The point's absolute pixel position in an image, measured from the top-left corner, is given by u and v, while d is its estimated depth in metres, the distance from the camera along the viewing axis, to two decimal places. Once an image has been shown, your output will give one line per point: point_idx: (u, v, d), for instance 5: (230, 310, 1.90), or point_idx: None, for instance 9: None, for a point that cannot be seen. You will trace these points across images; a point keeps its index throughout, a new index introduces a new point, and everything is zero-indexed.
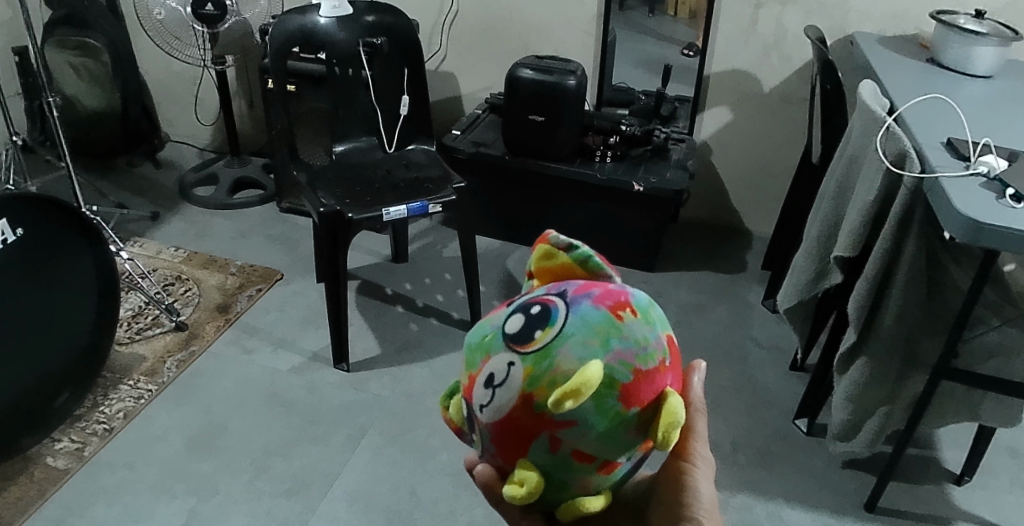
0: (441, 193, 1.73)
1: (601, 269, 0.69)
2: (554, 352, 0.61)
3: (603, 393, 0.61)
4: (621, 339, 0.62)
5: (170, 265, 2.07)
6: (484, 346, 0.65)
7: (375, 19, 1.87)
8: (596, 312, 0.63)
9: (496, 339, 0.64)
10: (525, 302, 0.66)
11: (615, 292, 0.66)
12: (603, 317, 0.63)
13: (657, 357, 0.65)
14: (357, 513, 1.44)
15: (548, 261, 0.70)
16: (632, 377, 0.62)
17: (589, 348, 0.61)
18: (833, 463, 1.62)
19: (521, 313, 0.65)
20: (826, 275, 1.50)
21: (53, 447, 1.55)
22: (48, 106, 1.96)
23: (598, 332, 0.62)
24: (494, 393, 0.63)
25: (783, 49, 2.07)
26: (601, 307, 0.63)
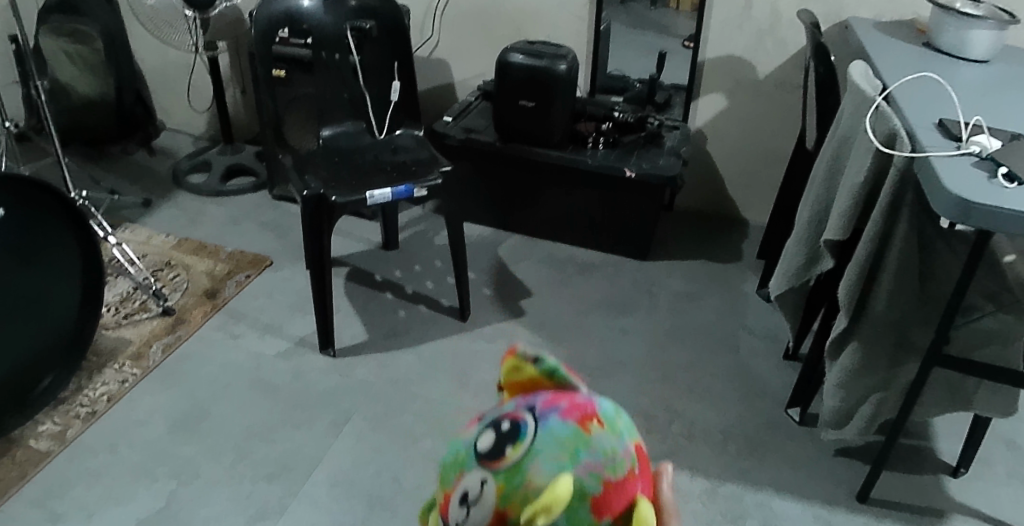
0: (428, 178, 1.71)
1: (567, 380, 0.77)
2: (525, 463, 0.66)
3: (572, 506, 0.65)
4: (586, 447, 0.68)
5: (159, 251, 2.06)
6: (459, 462, 0.71)
7: (360, 3, 1.86)
8: (562, 425, 0.69)
9: (469, 457, 0.70)
10: (496, 418, 0.72)
11: (581, 405, 0.72)
12: (569, 430, 0.68)
13: (625, 466, 0.70)
14: (338, 498, 1.43)
15: (517, 374, 0.80)
16: (601, 488, 0.67)
17: (558, 461, 0.66)
18: (825, 453, 1.59)
19: (492, 430, 0.71)
20: (817, 260, 1.47)
21: (36, 430, 1.54)
22: (37, 91, 1.95)
23: (565, 446, 0.67)
24: (471, 508, 0.67)
25: (778, 35, 2.04)
26: (568, 421, 0.69)
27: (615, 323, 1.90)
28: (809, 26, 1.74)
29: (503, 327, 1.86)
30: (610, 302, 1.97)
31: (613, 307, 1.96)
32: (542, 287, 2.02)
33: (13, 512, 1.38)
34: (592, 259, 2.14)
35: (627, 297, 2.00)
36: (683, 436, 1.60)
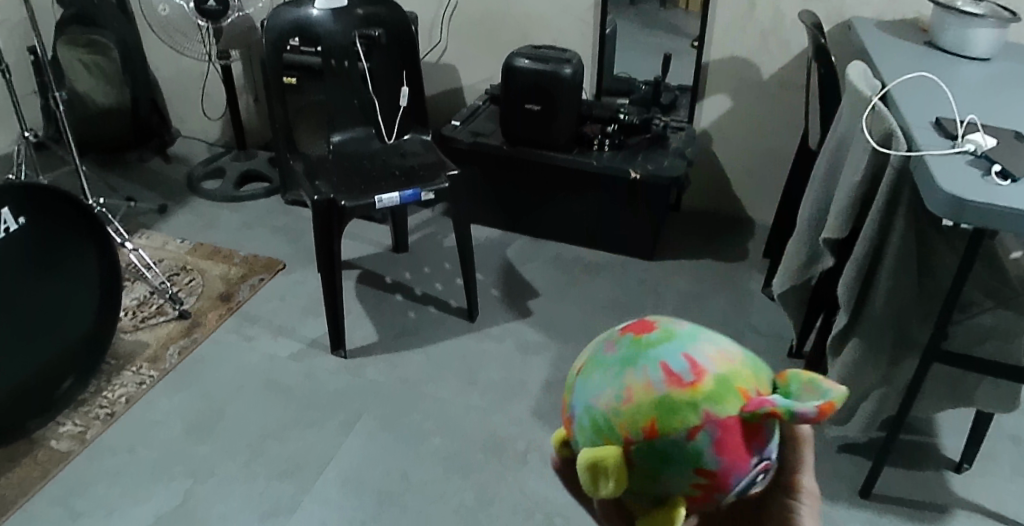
0: (435, 181, 1.75)
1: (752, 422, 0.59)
2: (685, 444, 0.58)
3: (715, 402, 0.58)
4: (666, 351, 0.60)
5: (175, 256, 2.10)
6: (693, 457, 0.58)
7: (366, 12, 1.92)
8: (704, 442, 0.57)
9: (695, 448, 0.58)
10: (754, 472, 0.61)
11: (744, 437, 0.59)
12: (705, 457, 0.58)
13: (711, 465, 0.58)
14: (349, 495, 1.46)
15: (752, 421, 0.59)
16: (708, 478, 0.59)
17: (685, 469, 0.58)
18: (828, 448, 1.61)
19: (756, 474, 0.62)
20: (817, 258, 1.51)
21: (57, 431, 1.60)
22: (55, 101, 2.00)
23: (678, 456, 0.58)
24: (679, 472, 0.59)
25: (781, 35, 2.06)
26: (718, 453, 0.58)
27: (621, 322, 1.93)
28: (810, 28, 1.76)
29: (511, 327, 1.90)
30: (617, 301, 2.00)
31: (620, 306, 1.99)
32: (549, 288, 2.05)
33: (35, 510, 1.43)
34: (598, 259, 2.17)
35: (634, 297, 2.03)
36: None
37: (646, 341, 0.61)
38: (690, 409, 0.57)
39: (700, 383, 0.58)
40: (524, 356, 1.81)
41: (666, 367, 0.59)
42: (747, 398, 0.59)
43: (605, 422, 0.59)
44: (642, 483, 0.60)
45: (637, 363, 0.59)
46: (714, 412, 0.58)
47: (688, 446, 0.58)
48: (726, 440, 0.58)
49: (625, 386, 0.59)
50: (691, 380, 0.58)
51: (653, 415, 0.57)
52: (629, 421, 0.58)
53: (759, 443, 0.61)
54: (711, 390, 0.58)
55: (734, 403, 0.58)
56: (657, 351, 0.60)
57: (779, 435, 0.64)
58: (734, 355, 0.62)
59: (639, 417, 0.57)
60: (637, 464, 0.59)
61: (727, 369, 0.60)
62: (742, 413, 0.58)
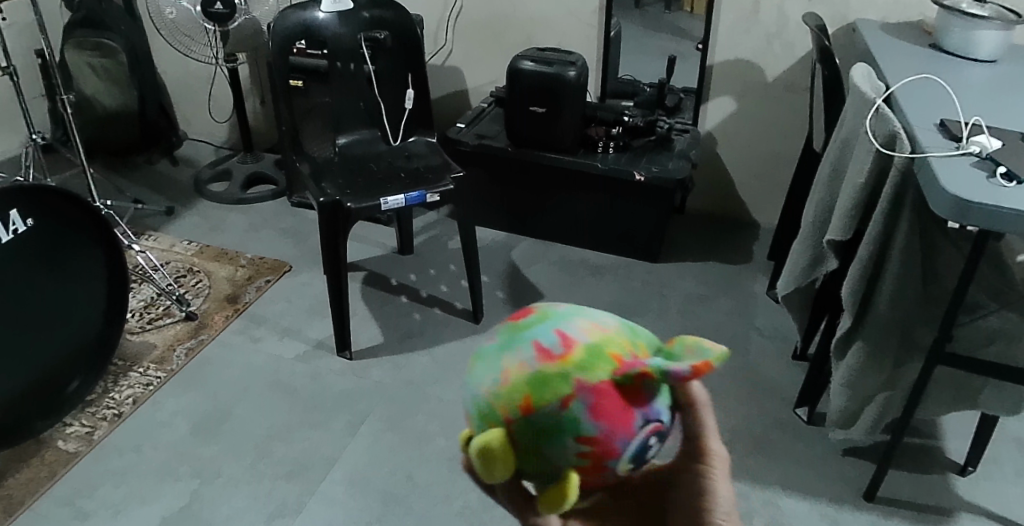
0: (440, 183, 1.75)
1: (628, 384, 0.60)
2: (563, 412, 0.59)
3: (587, 370, 0.60)
4: (540, 331, 0.63)
5: (182, 258, 2.12)
6: (570, 424, 0.60)
7: (372, 14, 1.92)
8: (580, 408, 0.59)
9: (572, 417, 0.59)
10: (644, 435, 0.62)
11: (623, 399, 0.60)
12: (582, 424, 0.59)
13: (592, 431, 0.60)
14: (354, 495, 1.47)
15: (627, 383, 0.60)
16: (592, 445, 0.60)
17: (566, 438, 0.60)
18: (832, 452, 1.62)
19: (645, 438, 0.63)
20: (822, 261, 1.53)
21: (65, 431, 1.62)
22: (63, 104, 2.01)
23: (556, 425, 0.60)
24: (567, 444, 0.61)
25: (785, 37, 2.07)
26: (594, 416, 0.59)
27: None
28: (815, 30, 1.77)
29: None
30: (621, 304, 2.01)
31: (625, 308, 1.99)
32: (554, 290, 2.05)
33: (42, 510, 1.45)
34: (603, 262, 2.18)
35: (639, 299, 2.03)
36: None
37: (523, 325, 0.64)
38: (559, 373, 0.60)
39: (570, 354, 0.61)
40: None
41: (539, 345, 0.62)
42: (622, 365, 0.61)
43: (488, 406, 0.62)
44: (532, 458, 0.62)
45: (514, 346, 0.63)
46: (586, 379, 0.60)
47: (564, 414, 0.59)
48: (603, 405, 0.60)
49: (503, 369, 0.62)
50: (561, 352, 0.61)
51: (527, 390, 0.60)
52: (506, 400, 0.61)
53: (645, 407, 0.62)
54: (582, 359, 0.60)
55: (606, 370, 0.60)
56: (533, 334, 0.63)
57: (669, 398, 0.65)
58: (610, 326, 0.65)
59: (516, 396, 0.60)
60: (521, 441, 0.61)
61: (600, 338, 0.62)
62: (616, 376, 0.60)
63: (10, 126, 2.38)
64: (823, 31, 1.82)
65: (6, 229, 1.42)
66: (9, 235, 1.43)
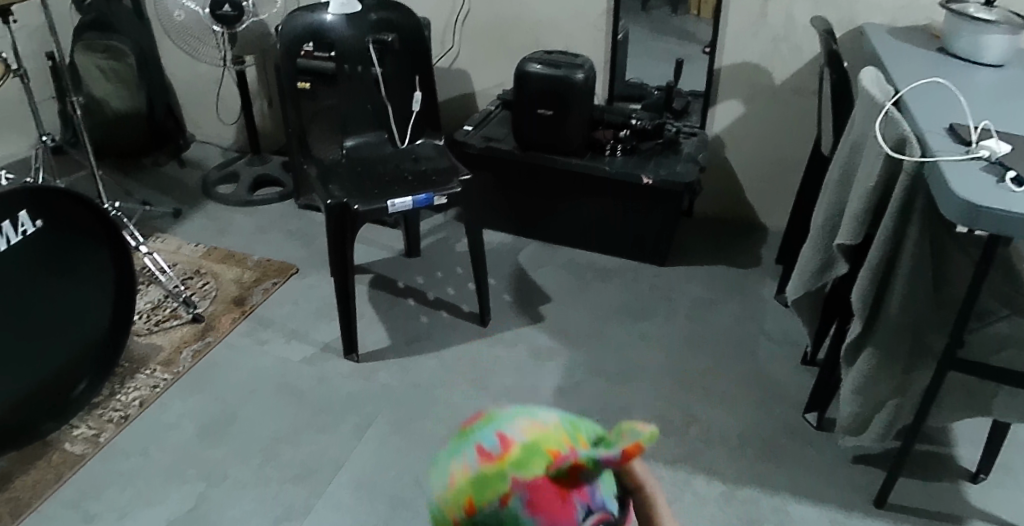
0: (447, 185, 1.75)
1: (565, 476, 0.63)
2: (504, 509, 0.61)
3: (524, 465, 0.62)
4: (482, 434, 0.66)
5: (189, 260, 2.12)
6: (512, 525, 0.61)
7: (379, 17, 1.91)
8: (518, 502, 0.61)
9: (513, 515, 0.61)
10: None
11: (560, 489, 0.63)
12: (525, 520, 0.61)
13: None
14: (361, 499, 1.47)
15: (563, 476, 0.63)
16: None
17: None
18: (842, 458, 1.61)
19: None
20: (832, 265, 1.51)
21: (71, 434, 1.63)
22: (73, 106, 2.03)
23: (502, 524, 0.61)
24: None
25: (793, 40, 2.07)
26: (533, 512, 0.61)
27: (634, 329, 1.94)
28: (823, 33, 1.76)
29: (522, 333, 1.90)
30: (629, 308, 2.00)
31: (632, 312, 1.99)
32: (561, 294, 2.05)
33: (49, 512, 1.45)
34: (610, 265, 2.17)
35: (646, 303, 2.03)
36: (700, 442, 1.63)
37: (472, 426, 0.68)
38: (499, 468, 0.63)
39: (507, 454, 0.63)
40: (537, 363, 1.81)
41: (480, 447, 0.65)
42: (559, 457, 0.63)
43: (439, 510, 0.65)
44: None
45: (460, 450, 0.66)
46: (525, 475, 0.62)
47: (504, 512, 0.61)
48: (541, 502, 0.61)
49: (449, 474, 0.65)
50: (500, 453, 0.64)
51: (470, 493, 0.63)
52: (455, 503, 0.63)
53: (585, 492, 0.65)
54: (518, 456, 0.63)
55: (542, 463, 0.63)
56: (475, 437, 0.66)
57: (610, 486, 0.68)
58: (550, 422, 0.67)
59: (460, 501, 0.63)
60: None
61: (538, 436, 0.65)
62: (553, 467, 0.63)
63: (20, 128, 2.38)
64: (831, 34, 1.82)
65: (16, 230, 1.42)
66: (18, 236, 1.43)
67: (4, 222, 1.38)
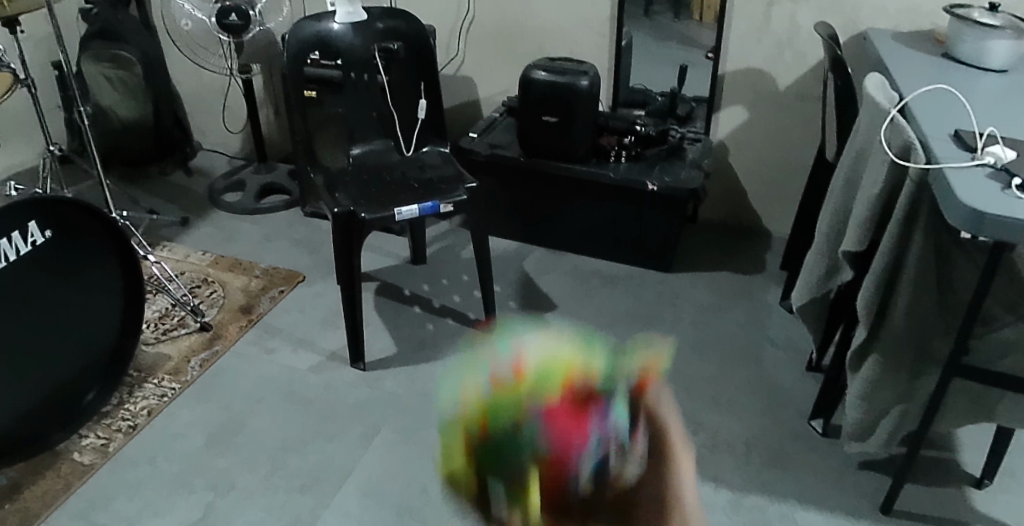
0: (453, 193, 1.76)
1: (575, 391, 0.76)
2: (513, 422, 0.74)
3: (537, 391, 0.77)
4: (503, 366, 0.84)
5: (196, 268, 2.13)
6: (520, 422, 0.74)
7: (386, 25, 1.93)
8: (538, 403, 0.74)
9: (525, 419, 0.73)
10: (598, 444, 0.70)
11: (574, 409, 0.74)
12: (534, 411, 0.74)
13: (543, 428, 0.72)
14: (368, 508, 1.48)
15: (573, 391, 0.76)
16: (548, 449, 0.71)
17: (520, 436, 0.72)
18: (848, 465, 1.61)
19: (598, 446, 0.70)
20: (837, 271, 1.53)
21: (80, 443, 1.63)
22: (81, 116, 2.04)
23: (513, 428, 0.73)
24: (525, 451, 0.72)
25: (796, 46, 2.08)
26: (545, 416, 0.73)
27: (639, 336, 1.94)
28: (827, 39, 1.77)
29: None
30: (634, 315, 2.01)
31: (637, 319, 1.99)
32: (566, 300, 2.05)
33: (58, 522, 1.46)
34: (615, 271, 2.17)
35: (651, 309, 2.03)
36: (707, 449, 1.64)
37: (496, 367, 0.84)
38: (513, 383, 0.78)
39: (523, 377, 0.80)
40: None
41: (500, 375, 0.81)
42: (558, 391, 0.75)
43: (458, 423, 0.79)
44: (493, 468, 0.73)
45: (484, 378, 0.82)
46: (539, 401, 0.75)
47: (519, 423, 0.73)
48: (553, 411, 0.73)
49: (470, 394, 0.81)
50: (517, 378, 0.80)
51: (487, 406, 0.77)
52: (474, 417, 0.77)
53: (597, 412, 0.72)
54: (534, 378, 0.79)
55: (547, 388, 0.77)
56: (498, 371, 0.83)
57: None
58: (562, 361, 0.84)
59: (479, 411, 0.77)
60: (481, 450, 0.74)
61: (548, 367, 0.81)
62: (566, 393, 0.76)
63: (27, 138, 2.40)
64: (834, 40, 1.82)
65: (26, 240, 1.43)
66: (28, 247, 1.44)
67: (14, 233, 1.39)
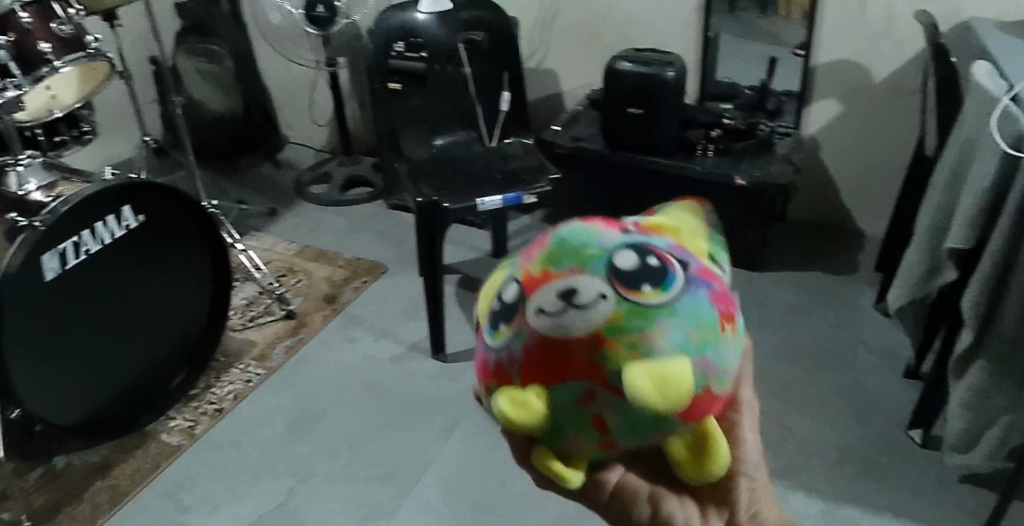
0: (537, 185, 1.74)
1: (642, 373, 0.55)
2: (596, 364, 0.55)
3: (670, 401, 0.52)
4: None
5: (283, 258, 2.17)
6: (580, 258, 0.54)
7: (469, 14, 1.94)
8: (710, 307, 0.54)
9: (597, 260, 0.53)
10: (644, 244, 0.55)
11: (730, 298, 0.57)
12: (715, 316, 0.54)
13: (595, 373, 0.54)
14: (447, 501, 1.47)
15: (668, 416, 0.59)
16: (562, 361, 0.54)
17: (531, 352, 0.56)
18: (947, 478, 1.52)
19: (636, 253, 0.54)
20: (938, 271, 1.46)
21: (168, 425, 1.68)
22: (175, 106, 2.10)
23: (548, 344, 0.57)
24: (567, 309, 0.52)
25: (894, 37, 1.97)
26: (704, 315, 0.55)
27: None
28: (929, 27, 1.67)
29: None
30: None
31: None
32: None
33: (145, 502, 1.51)
34: None
35: (738, 308, 1.98)
36: (797, 455, 1.58)
37: None
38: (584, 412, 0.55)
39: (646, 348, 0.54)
40: None
41: None
42: (507, 376, 0.56)
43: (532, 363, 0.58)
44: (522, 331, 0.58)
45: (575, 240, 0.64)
46: (523, 379, 0.54)
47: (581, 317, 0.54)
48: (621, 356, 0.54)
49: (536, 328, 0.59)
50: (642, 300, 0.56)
51: None
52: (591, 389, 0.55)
53: (482, 362, 0.59)
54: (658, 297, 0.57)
55: (572, 260, 0.54)
56: None
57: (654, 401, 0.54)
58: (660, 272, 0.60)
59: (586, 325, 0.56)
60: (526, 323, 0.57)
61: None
62: (493, 386, 0.58)
63: (125, 128, 2.49)
64: (936, 28, 1.73)
65: (120, 225, 1.48)
66: (122, 231, 1.49)
67: (109, 217, 1.44)
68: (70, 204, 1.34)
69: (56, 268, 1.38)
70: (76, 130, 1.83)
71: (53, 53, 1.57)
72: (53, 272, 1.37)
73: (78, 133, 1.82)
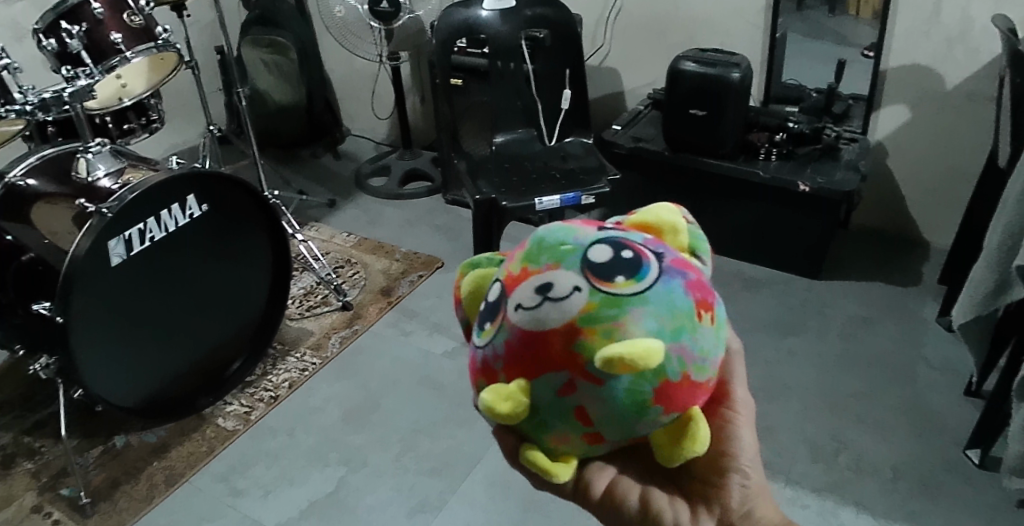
0: (596, 186, 1.73)
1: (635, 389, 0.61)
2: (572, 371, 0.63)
3: (644, 375, 0.59)
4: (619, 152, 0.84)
5: (341, 249, 2.20)
6: (557, 254, 0.63)
7: (534, 12, 1.92)
8: (684, 296, 0.62)
9: (572, 255, 0.62)
10: (618, 241, 0.64)
11: (706, 288, 0.65)
12: (688, 305, 0.62)
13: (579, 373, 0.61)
14: (493, 498, 1.47)
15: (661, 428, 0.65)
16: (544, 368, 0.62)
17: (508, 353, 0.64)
18: (1007, 502, 1.47)
19: (611, 249, 0.62)
20: (1009, 288, 1.38)
21: (224, 410, 1.71)
22: (238, 96, 2.13)
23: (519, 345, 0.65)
24: (544, 304, 0.61)
25: (968, 42, 1.89)
26: (689, 296, 0.62)
27: (781, 345, 1.86)
28: (1005, 32, 1.59)
29: None
30: (776, 323, 1.93)
31: (781, 327, 1.92)
32: None
33: (200, 484, 1.54)
34: (760, 275, 2.09)
35: (797, 317, 1.94)
36: (851, 469, 1.54)
37: None
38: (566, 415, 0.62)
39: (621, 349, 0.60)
40: None
41: None
42: (493, 372, 0.64)
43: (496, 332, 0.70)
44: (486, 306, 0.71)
45: None
46: (508, 374, 0.62)
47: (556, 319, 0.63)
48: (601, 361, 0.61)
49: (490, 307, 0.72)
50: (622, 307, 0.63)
51: None
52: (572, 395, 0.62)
53: (472, 360, 0.68)
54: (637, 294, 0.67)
55: (549, 257, 0.63)
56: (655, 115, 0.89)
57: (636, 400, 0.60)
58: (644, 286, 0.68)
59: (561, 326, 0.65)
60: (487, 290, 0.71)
61: (478, 277, 0.72)
62: (482, 382, 0.66)
63: (193, 117, 2.56)
64: (1014, 34, 1.65)
65: (184, 214, 1.51)
66: (186, 219, 1.52)
67: (172, 205, 1.48)
68: (136, 192, 1.37)
69: (122, 254, 1.42)
70: (144, 118, 1.88)
71: (124, 43, 1.61)
72: (119, 258, 1.42)
73: (145, 121, 1.87)
